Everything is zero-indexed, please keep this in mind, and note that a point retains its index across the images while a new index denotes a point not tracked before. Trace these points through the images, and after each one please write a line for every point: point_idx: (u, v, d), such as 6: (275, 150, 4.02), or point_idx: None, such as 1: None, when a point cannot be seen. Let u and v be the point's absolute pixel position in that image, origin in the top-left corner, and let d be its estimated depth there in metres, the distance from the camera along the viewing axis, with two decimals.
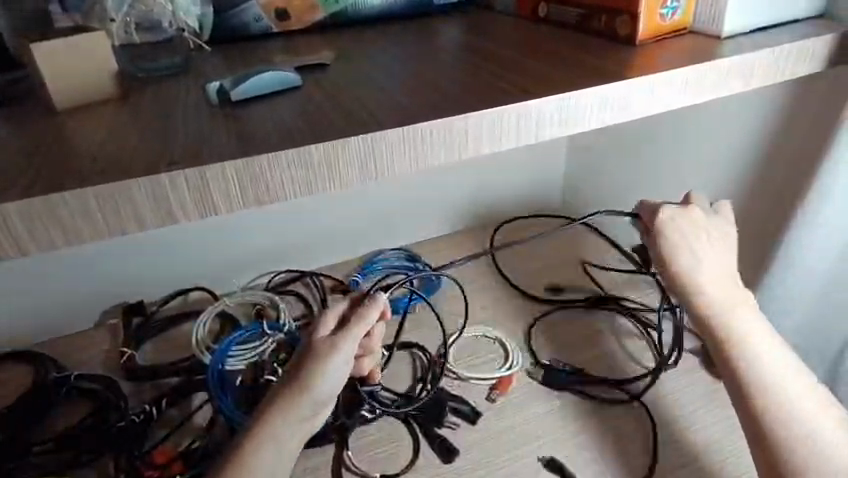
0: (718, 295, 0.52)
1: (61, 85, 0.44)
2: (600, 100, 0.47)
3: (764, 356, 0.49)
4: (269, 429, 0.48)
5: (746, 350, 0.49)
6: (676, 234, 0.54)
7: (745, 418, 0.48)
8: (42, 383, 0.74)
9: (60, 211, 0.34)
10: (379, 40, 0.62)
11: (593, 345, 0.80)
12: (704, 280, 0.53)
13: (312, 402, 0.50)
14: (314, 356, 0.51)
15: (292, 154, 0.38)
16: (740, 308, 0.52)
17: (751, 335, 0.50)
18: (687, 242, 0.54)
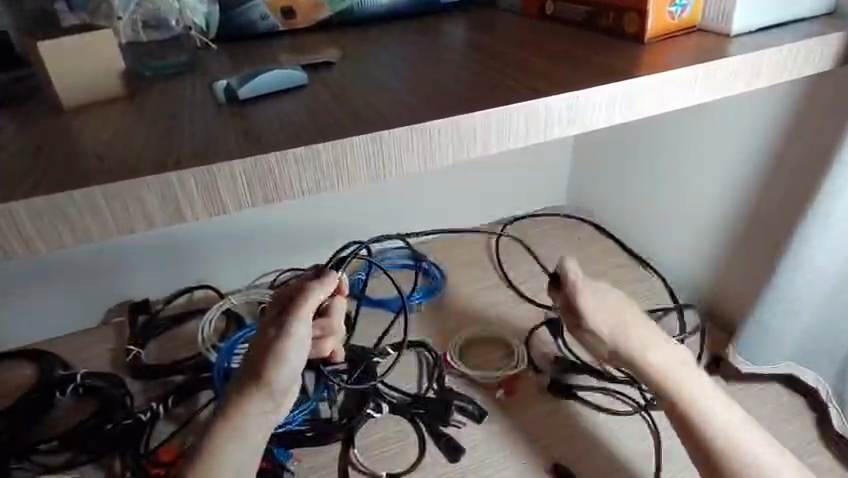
0: (665, 361, 0.55)
1: (68, 84, 0.45)
2: (608, 100, 0.47)
3: (717, 410, 0.53)
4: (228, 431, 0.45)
5: (702, 407, 0.53)
6: (594, 304, 0.55)
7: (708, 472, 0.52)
8: (47, 382, 0.75)
9: (68, 210, 0.34)
10: (385, 39, 0.61)
11: None
12: (652, 349, 0.55)
13: (270, 397, 0.46)
14: (267, 344, 0.46)
15: (301, 153, 0.38)
16: (685, 369, 0.55)
17: (700, 394, 0.54)
18: (623, 315, 0.56)
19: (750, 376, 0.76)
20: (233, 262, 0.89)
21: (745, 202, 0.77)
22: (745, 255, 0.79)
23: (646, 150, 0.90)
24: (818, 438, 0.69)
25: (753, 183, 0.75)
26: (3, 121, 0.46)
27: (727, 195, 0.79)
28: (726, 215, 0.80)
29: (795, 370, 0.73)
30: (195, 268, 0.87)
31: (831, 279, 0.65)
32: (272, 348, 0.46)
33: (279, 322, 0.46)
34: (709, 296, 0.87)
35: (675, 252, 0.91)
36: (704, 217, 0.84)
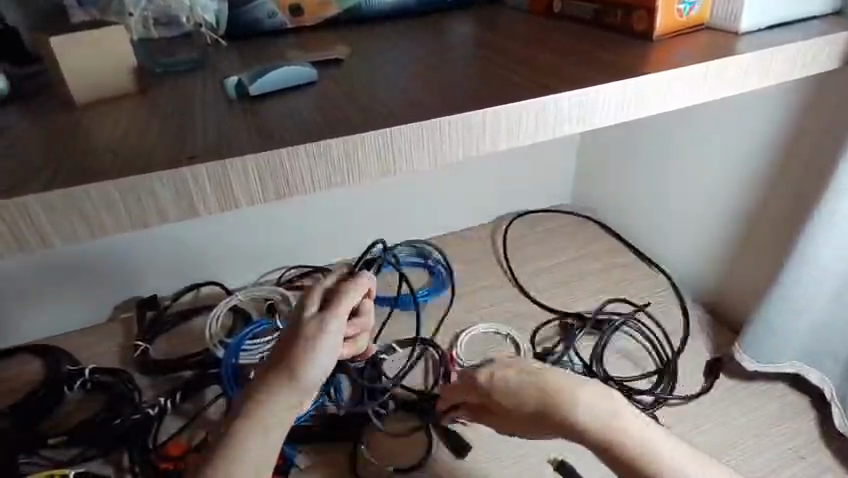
0: (602, 409, 0.41)
1: (80, 79, 0.45)
2: (617, 97, 0.47)
3: (672, 453, 0.41)
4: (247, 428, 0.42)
5: (655, 458, 0.41)
6: (507, 380, 0.43)
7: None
8: (55, 377, 0.75)
9: (82, 204, 0.34)
10: (393, 37, 0.62)
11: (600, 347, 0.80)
12: (580, 402, 0.41)
13: (296, 394, 0.42)
14: (296, 342, 0.43)
15: (313, 149, 0.38)
16: (625, 414, 0.41)
17: (647, 438, 0.41)
18: (532, 379, 0.42)
19: (756, 375, 0.76)
20: (239, 258, 0.89)
21: (751, 201, 0.77)
22: (752, 254, 0.79)
23: (652, 148, 0.90)
24: (823, 437, 0.69)
25: (760, 182, 0.75)
26: (15, 116, 0.46)
27: (733, 194, 0.79)
28: (733, 213, 0.80)
29: (801, 370, 0.72)
30: (201, 265, 0.88)
31: (836, 278, 0.65)
32: (301, 345, 0.43)
33: (311, 319, 0.44)
34: (715, 295, 0.87)
35: (680, 250, 0.90)
36: (710, 216, 0.83)
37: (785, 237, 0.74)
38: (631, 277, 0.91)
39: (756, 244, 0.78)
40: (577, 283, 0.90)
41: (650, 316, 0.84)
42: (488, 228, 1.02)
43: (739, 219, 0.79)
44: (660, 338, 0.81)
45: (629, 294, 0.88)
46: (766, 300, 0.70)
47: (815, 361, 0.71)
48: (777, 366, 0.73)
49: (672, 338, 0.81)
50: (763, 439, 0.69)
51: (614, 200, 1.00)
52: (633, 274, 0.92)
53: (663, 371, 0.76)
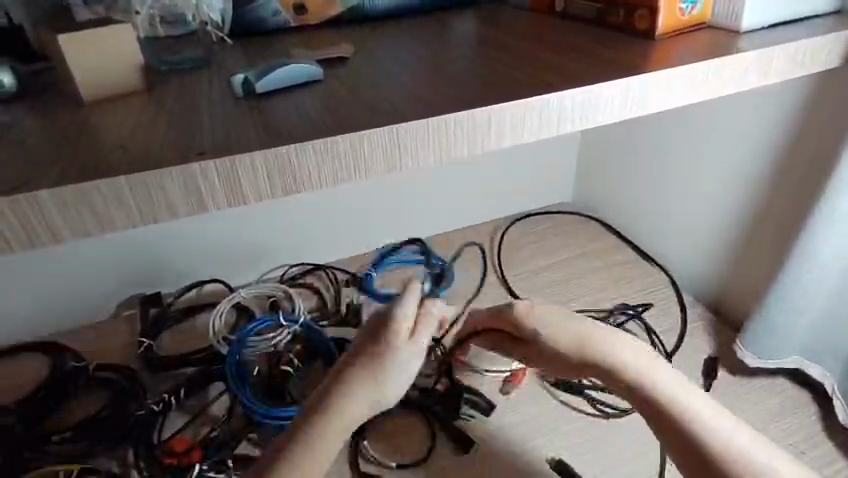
0: (629, 354, 0.42)
1: (87, 76, 0.45)
2: (620, 95, 0.47)
3: (699, 403, 0.40)
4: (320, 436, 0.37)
5: (677, 402, 0.40)
6: (538, 316, 0.44)
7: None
8: (60, 374, 0.76)
9: (94, 200, 0.35)
10: (397, 35, 0.62)
11: None
12: (609, 341, 0.43)
13: (371, 404, 0.38)
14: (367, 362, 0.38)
15: (320, 145, 0.39)
16: (650, 359, 0.42)
17: (669, 384, 0.41)
18: (559, 316, 0.44)
19: (757, 371, 0.77)
20: (243, 256, 0.90)
21: (752, 199, 0.77)
22: (753, 252, 0.79)
23: (653, 146, 0.90)
24: (825, 431, 0.69)
25: (761, 180, 0.75)
26: (23, 113, 0.47)
27: (734, 192, 0.79)
28: (733, 212, 0.80)
29: (802, 365, 0.73)
30: (204, 262, 0.88)
31: (837, 275, 0.65)
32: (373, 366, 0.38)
33: (388, 342, 0.38)
34: (716, 292, 0.87)
35: (680, 248, 0.91)
36: (711, 214, 0.84)
37: (786, 235, 0.74)
38: (632, 274, 0.92)
39: (757, 242, 0.78)
40: (579, 281, 0.91)
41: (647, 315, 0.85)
42: (489, 226, 1.03)
43: (739, 217, 0.80)
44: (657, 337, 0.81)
45: (630, 291, 0.89)
46: (767, 297, 0.71)
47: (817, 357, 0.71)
48: (779, 362, 0.73)
49: (670, 336, 0.82)
50: (765, 434, 0.69)
51: (614, 199, 1.01)
52: (633, 273, 0.92)
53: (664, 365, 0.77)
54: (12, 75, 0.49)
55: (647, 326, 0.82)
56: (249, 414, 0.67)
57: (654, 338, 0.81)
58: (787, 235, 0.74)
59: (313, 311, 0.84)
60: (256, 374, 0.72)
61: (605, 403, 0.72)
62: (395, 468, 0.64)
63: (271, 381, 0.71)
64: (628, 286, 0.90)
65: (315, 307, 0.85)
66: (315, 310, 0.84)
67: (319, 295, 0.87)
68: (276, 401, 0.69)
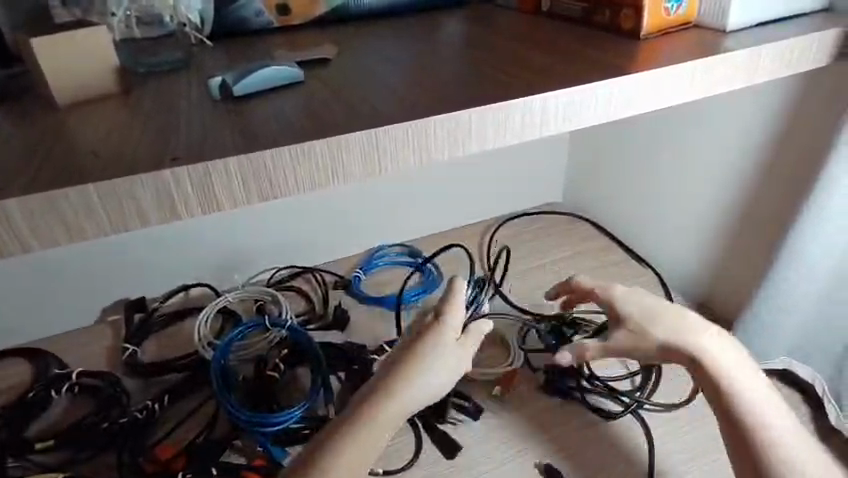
0: (715, 344, 0.54)
1: (60, 80, 0.44)
2: (605, 96, 0.47)
3: (747, 384, 0.53)
4: (376, 419, 0.46)
5: (732, 383, 0.52)
6: (624, 301, 0.59)
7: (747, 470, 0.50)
8: (44, 380, 0.74)
9: (63, 209, 0.34)
10: (381, 35, 0.61)
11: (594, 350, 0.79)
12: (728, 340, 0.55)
13: (415, 395, 0.47)
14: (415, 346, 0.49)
15: (296, 150, 0.38)
16: (732, 350, 0.54)
17: (746, 382, 0.53)
18: (640, 303, 0.58)
19: None
20: (230, 259, 0.89)
21: (740, 199, 0.77)
22: (741, 252, 0.79)
23: (641, 146, 0.90)
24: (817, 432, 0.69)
25: (748, 180, 0.75)
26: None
27: (722, 192, 0.79)
28: (721, 212, 0.80)
29: (789, 365, 0.72)
30: (191, 266, 0.87)
31: (825, 275, 0.65)
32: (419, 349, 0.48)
33: (435, 330, 0.49)
34: (705, 292, 0.87)
35: (670, 248, 0.91)
36: (699, 214, 0.84)
37: (773, 235, 0.74)
38: (624, 274, 0.91)
39: (746, 242, 0.78)
40: (570, 281, 0.90)
41: None
42: (480, 227, 1.02)
43: (727, 217, 0.80)
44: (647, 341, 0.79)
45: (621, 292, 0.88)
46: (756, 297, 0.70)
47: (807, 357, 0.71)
48: (766, 362, 0.73)
49: None
50: None
51: (605, 199, 1.01)
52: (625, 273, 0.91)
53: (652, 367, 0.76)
54: None
55: None
56: (233, 420, 0.66)
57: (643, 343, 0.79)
58: (774, 235, 0.74)
59: (301, 315, 0.83)
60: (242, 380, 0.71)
61: (595, 407, 0.71)
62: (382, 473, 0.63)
63: (257, 385, 0.70)
64: (619, 286, 0.89)
65: (304, 310, 0.84)
66: (303, 313, 0.83)
67: (307, 298, 0.86)
68: (262, 406, 0.68)
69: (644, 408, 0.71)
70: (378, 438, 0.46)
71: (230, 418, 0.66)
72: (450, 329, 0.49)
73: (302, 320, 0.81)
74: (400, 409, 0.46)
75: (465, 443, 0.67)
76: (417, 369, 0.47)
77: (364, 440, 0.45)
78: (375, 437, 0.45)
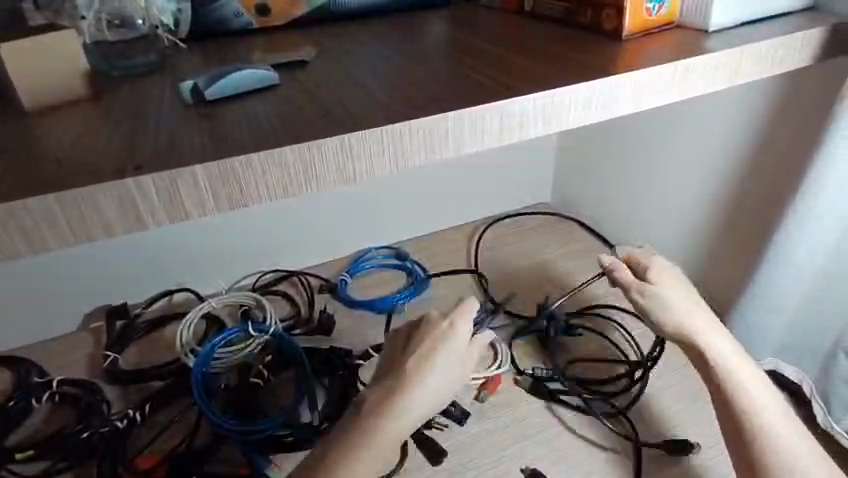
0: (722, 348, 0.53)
1: (26, 85, 0.43)
2: (585, 98, 0.46)
3: (748, 391, 0.51)
4: (382, 433, 0.43)
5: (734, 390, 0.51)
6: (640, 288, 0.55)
7: (746, 471, 0.50)
8: (25, 388, 0.73)
9: (22, 219, 0.33)
10: (362, 36, 0.60)
11: (584, 352, 0.79)
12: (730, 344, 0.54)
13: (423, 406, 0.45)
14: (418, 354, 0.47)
15: (266, 156, 0.37)
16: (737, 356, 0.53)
17: (752, 387, 0.52)
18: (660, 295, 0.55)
19: None
20: (215, 263, 0.88)
21: (726, 199, 0.77)
22: (727, 252, 0.79)
23: (626, 146, 0.90)
24: None
25: (732, 181, 0.75)
26: None
27: (707, 192, 0.79)
28: (707, 212, 0.80)
29: (777, 365, 0.71)
30: (175, 271, 0.86)
31: (812, 275, 0.65)
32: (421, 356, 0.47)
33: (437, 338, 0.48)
34: None
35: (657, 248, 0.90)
36: (685, 215, 0.84)
37: (759, 235, 0.74)
38: None
39: (732, 244, 0.78)
40: (558, 282, 0.90)
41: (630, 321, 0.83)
42: (467, 228, 1.02)
43: (713, 217, 0.79)
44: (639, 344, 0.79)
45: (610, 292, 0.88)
46: (742, 297, 0.70)
47: (794, 357, 0.70)
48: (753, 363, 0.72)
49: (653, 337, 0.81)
50: None
51: (593, 200, 1.00)
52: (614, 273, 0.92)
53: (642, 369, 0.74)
54: None
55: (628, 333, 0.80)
56: (215, 430, 0.65)
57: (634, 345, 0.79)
58: (759, 236, 0.74)
59: (286, 319, 0.82)
60: (224, 387, 0.70)
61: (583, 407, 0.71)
62: None
63: (240, 393, 0.69)
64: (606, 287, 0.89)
65: (288, 314, 0.83)
66: (288, 317, 0.82)
67: (292, 302, 0.85)
68: (246, 415, 0.67)
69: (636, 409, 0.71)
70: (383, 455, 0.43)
71: (213, 427, 0.65)
72: (457, 338, 0.48)
73: (287, 325, 0.81)
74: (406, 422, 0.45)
75: (451, 447, 0.67)
76: (425, 379, 0.45)
77: (372, 450, 0.43)
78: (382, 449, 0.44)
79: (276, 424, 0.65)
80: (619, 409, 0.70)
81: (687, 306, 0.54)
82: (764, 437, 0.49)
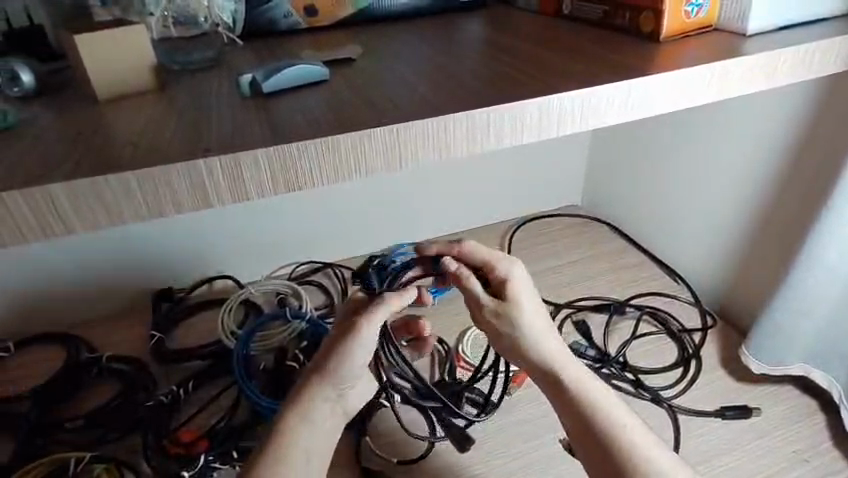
0: (576, 376, 0.53)
1: (99, 74, 0.46)
2: (622, 98, 0.48)
3: (601, 400, 0.52)
4: (298, 437, 0.50)
5: (590, 401, 0.52)
6: (495, 311, 0.55)
7: (586, 453, 0.51)
8: (76, 363, 0.77)
9: (105, 192, 0.36)
10: (405, 36, 0.63)
11: (620, 345, 0.81)
12: (585, 380, 0.53)
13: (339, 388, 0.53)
14: (336, 343, 0.53)
15: (321, 143, 0.40)
16: (590, 382, 0.53)
17: (605, 406, 0.51)
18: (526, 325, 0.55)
19: (764, 377, 0.76)
20: (252, 253, 0.92)
21: (759, 205, 0.77)
22: (760, 257, 0.79)
23: (661, 149, 0.90)
24: (831, 439, 0.69)
25: (766, 187, 0.75)
26: (39, 109, 0.48)
27: (740, 197, 0.79)
28: (739, 216, 0.80)
29: (806, 371, 0.71)
30: (216, 259, 0.90)
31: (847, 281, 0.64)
32: (332, 347, 0.53)
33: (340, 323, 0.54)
34: (720, 296, 0.87)
35: (688, 252, 0.91)
36: (717, 220, 0.84)
37: (791, 242, 0.74)
38: (638, 278, 0.93)
39: (763, 247, 0.78)
40: (584, 283, 0.92)
41: (667, 315, 0.85)
42: (496, 229, 1.04)
43: (747, 222, 0.79)
44: (677, 338, 0.82)
45: (634, 294, 0.89)
46: (773, 300, 0.70)
47: (824, 363, 0.70)
48: (784, 368, 0.72)
49: (690, 332, 0.83)
50: (768, 440, 0.69)
51: (621, 201, 1.02)
52: (642, 275, 0.93)
53: (694, 358, 0.79)
54: (31, 75, 0.50)
55: (664, 327, 0.83)
56: (254, 408, 0.68)
57: (674, 341, 0.82)
58: (792, 242, 0.74)
59: (321, 308, 0.86)
60: (262, 367, 0.75)
61: (624, 390, 0.75)
62: (396, 464, 0.66)
63: (275, 374, 0.73)
64: (632, 290, 0.90)
65: (323, 304, 0.86)
66: (323, 306, 0.86)
67: (327, 293, 0.89)
68: (279, 394, 0.71)
69: (672, 401, 0.73)
70: (302, 460, 0.49)
71: (251, 404, 0.69)
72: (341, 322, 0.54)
73: (322, 313, 0.84)
74: (319, 409, 0.52)
75: (477, 437, 0.69)
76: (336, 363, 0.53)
77: (284, 442, 0.49)
78: (304, 451, 0.50)
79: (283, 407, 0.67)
80: (655, 397, 0.73)
81: (550, 349, 0.55)
82: (606, 419, 0.51)
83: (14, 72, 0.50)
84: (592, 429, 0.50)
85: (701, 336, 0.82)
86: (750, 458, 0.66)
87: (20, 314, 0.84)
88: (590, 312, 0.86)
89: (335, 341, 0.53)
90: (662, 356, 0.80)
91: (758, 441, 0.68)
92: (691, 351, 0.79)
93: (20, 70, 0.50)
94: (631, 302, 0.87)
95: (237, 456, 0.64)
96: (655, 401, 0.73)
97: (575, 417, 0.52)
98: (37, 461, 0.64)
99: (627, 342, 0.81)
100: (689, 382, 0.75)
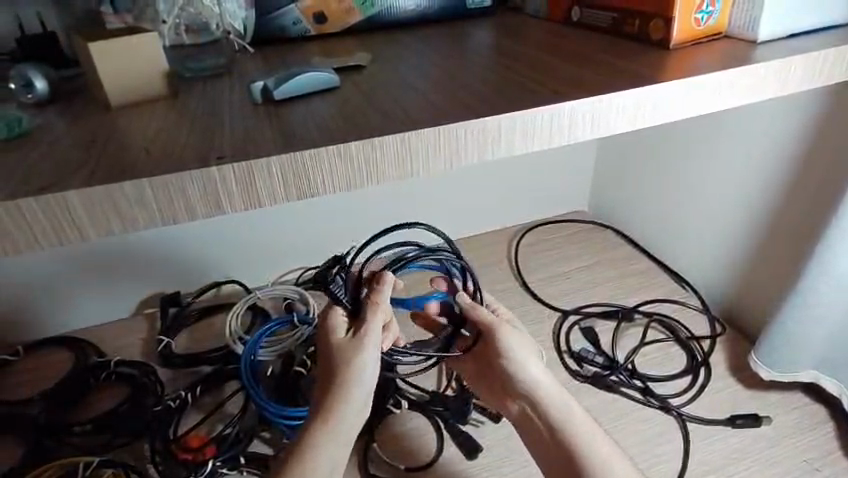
0: (564, 413, 0.56)
1: (111, 82, 0.47)
2: (632, 105, 0.48)
3: (590, 437, 0.54)
4: (323, 452, 0.47)
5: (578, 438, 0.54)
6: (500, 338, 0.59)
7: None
8: (85, 367, 0.78)
9: (119, 197, 0.36)
10: (414, 42, 0.63)
11: (628, 352, 0.81)
12: (572, 418, 0.55)
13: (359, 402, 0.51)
14: (340, 359, 0.51)
15: (333, 150, 0.40)
16: (579, 420, 0.55)
17: (593, 444, 0.53)
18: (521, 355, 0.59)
19: (774, 385, 0.76)
20: (260, 258, 0.92)
21: (768, 210, 0.76)
22: (769, 266, 0.78)
23: (669, 155, 0.90)
24: (840, 448, 0.68)
25: (776, 192, 0.75)
26: (54, 115, 0.49)
27: (749, 205, 0.79)
28: (747, 222, 0.80)
29: (817, 379, 0.71)
30: (224, 263, 0.91)
31: None
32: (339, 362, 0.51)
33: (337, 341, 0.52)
34: (728, 303, 0.87)
35: (696, 258, 0.90)
36: (726, 226, 0.83)
37: (800, 248, 0.73)
38: (646, 284, 0.93)
39: (771, 253, 0.77)
40: (592, 289, 0.91)
41: (675, 323, 0.85)
42: (504, 234, 1.04)
43: (756, 227, 0.79)
44: (684, 346, 0.81)
45: (642, 301, 0.89)
46: (784, 304, 0.69)
47: (836, 372, 0.69)
48: (793, 376, 0.72)
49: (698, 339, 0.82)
50: (779, 448, 0.68)
51: (629, 206, 1.02)
52: (650, 281, 0.93)
53: (703, 366, 0.78)
54: (45, 81, 0.51)
55: (673, 335, 0.83)
56: (260, 412, 0.69)
57: (682, 348, 0.81)
58: (801, 251, 0.73)
59: None
60: (268, 374, 0.75)
61: (633, 397, 0.74)
62: (402, 471, 0.66)
63: (281, 381, 0.73)
64: (640, 295, 0.90)
65: None
66: None
67: None
68: (285, 400, 0.70)
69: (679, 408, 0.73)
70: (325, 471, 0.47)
71: (258, 409, 0.69)
72: (336, 341, 0.52)
73: None
74: (346, 427, 0.49)
75: (485, 444, 0.69)
76: (352, 377, 0.50)
77: (309, 461, 0.46)
78: (327, 468, 0.47)
79: (289, 415, 0.67)
80: (664, 405, 0.72)
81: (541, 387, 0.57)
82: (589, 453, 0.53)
83: (28, 78, 0.50)
84: (573, 459, 0.53)
85: (710, 344, 0.81)
86: (760, 466, 0.66)
87: (30, 318, 0.84)
88: (598, 318, 0.86)
89: (337, 361, 0.51)
90: (670, 363, 0.79)
91: (768, 450, 0.68)
92: (699, 359, 0.79)
93: (34, 76, 0.51)
94: (639, 308, 0.87)
95: (245, 461, 0.65)
96: (663, 409, 0.72)
97: (564, 453, 0.54)
98: (45, 464, 0.64)
99: (636, 349, 0.81)
100: (697, 390, 0.75)
